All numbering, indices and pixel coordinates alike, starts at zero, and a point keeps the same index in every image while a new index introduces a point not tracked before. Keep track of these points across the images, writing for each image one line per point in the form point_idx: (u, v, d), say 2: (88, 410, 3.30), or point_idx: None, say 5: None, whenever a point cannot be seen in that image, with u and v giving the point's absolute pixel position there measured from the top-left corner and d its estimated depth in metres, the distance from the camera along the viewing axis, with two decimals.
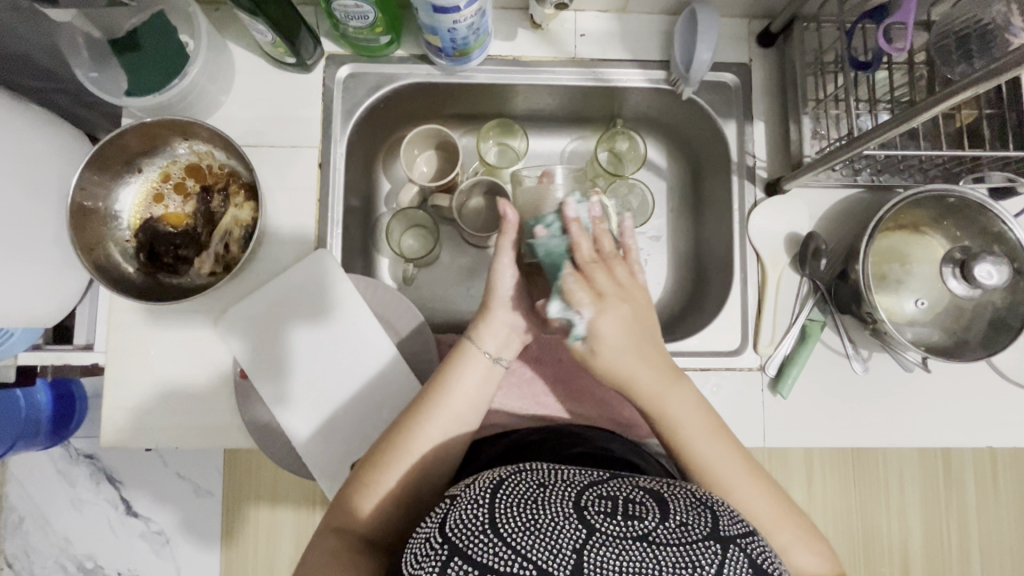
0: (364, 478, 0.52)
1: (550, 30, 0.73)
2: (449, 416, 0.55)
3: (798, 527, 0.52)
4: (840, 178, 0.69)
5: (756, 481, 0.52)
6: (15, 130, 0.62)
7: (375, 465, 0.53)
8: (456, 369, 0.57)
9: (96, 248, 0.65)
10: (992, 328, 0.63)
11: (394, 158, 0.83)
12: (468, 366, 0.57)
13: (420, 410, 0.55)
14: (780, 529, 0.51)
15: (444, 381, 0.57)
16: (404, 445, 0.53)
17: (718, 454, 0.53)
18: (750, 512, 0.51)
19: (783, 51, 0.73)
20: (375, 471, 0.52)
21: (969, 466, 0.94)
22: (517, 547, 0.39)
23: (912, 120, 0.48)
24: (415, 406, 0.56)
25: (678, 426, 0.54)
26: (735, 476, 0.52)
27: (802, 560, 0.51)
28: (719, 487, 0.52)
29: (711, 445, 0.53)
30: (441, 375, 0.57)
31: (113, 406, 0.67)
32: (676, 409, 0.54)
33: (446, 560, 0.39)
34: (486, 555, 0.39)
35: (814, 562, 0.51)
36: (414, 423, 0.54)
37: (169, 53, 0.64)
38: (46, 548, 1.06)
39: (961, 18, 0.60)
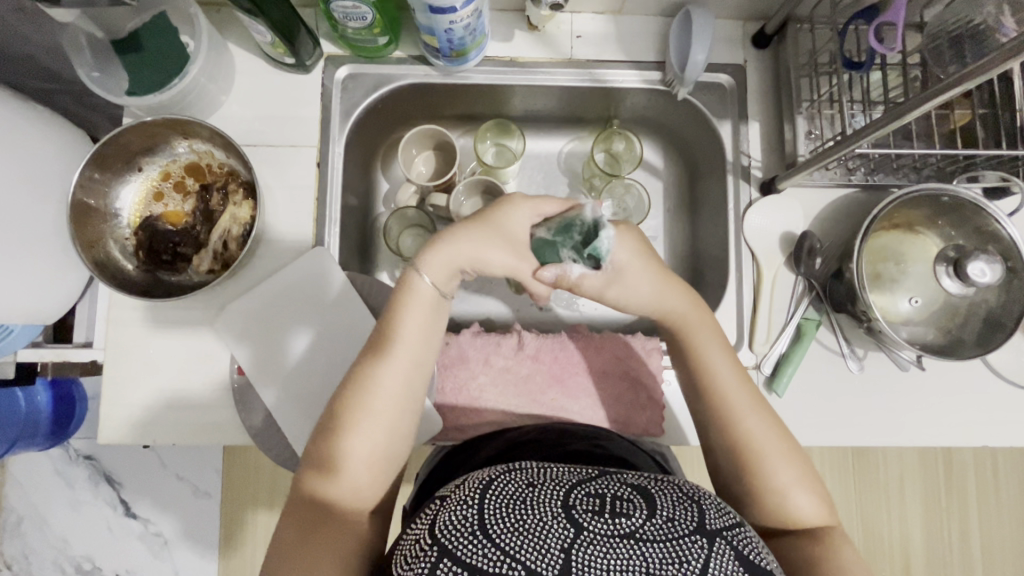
0: (328, 448, 0.48)
1: (547, 32, 0.73)
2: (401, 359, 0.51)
3: (803, 468, 0.50)
4: (834, 177, 0.70)
5: (769, 414, 0.52)
6: (17, 130, 0.63)
7: (336, 432, 0.49)
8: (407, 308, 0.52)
9: (97, 244, 0.66)
10: (987, 326, 0.63)
11: (392, 158, 0.84)
12: (413, 299, 0.52)
13: (369, 358, 0.51)
14: (783, 464, 0.49)
15: (391, 321, 0.52)
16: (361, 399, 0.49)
17: (734, 377, 0.53)
18: (756, 439, 0.50)
19: (778, 52, 0.73)
20: (338, 440, 0.48)
21: (969, 466, 0.95)
22: (506, 548, 0.39)
23: (905, 116, 0.49)
24: (367, 355, 0.51)
25: (698, 343, 0.55)
26: (747, 407, 0.51)
27: (802, 503, 0.48)
28: (729, 407, 0.51)
29: (729, 367, 0.54)
30: (391, 316, 0.53)
31: (111, 401, 0.67)
32: (701, 331, 0.55)
33: (435, 561, 0.39)
34: (475, 556, 0.39)
35: (813, 509, 0.48)
36: (370, 376, 0.50)
37: (170, 53, 0.65)
38: (44, 549, 1.06)
39: (952, 20, 0.61)
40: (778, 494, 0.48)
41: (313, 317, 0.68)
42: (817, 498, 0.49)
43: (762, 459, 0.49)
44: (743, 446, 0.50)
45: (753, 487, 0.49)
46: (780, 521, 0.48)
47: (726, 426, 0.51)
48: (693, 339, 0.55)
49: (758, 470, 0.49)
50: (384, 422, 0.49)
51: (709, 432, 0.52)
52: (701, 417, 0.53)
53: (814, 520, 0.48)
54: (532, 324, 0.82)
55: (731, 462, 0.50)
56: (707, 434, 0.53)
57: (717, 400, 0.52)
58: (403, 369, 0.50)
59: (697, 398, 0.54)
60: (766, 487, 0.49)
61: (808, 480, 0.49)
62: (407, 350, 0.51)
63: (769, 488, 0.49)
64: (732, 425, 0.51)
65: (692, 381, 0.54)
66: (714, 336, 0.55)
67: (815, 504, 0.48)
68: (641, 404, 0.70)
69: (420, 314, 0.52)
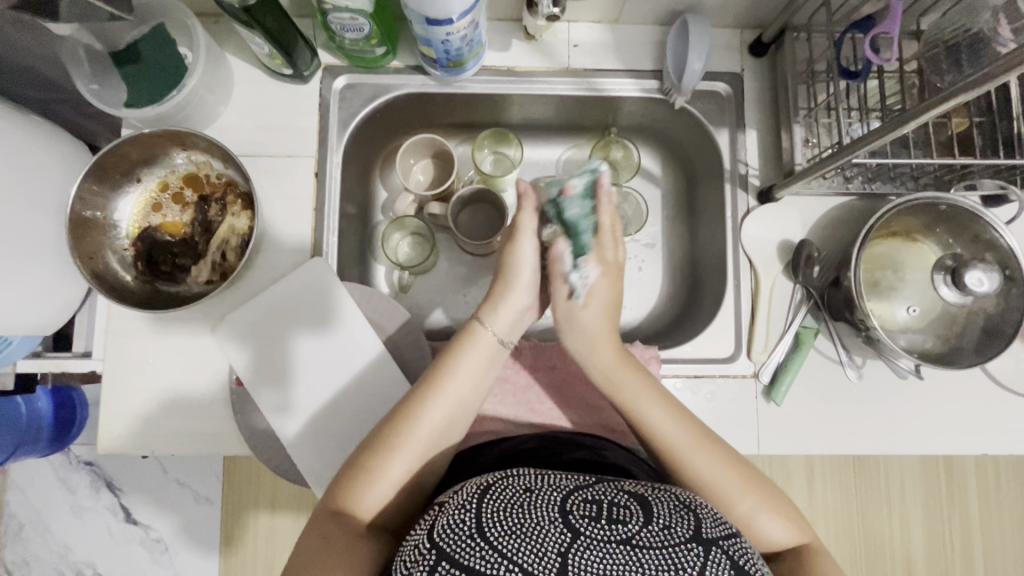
0: (364, 463, 0.51)
1: (543, 41, 0.74)
2: (453, 397, 0.54)
3: (765, 494, 0.50)
4: (832, 187, 0.70)
5: (716, 450, 0.51)
6: (16, 142, 0.63)
7: (374, 450, 0.51)
8: (460, 352, 0.56)
9: (96, 256, 0.66)
10: (985, 334, 0.63)
11: (391, 167, 0.84)
12: (473, 346, 0.57)
13: (419, 392, 0.54)
14: (742, 495, 0.49)
15: (448, 360, 0.56)
16: (410, 431, 0.52)
17: (673, 425, 0.52)
18: (709, 481, 0.50)
19: (774, 61, 0.74)
20: (376, 457, 0.51)
21: (970, 473, 0.94)
22: (503, 550, 0.39)
23: (902, 127, 0.49)
24: (419, 387, 0.54)
25: (631, 398, 0.55)
26: (691, 454, 0.51)
27: (770, 527, 0.49)
28: (675, 456, 0.51)
29: (667, 414, 0.53)
30: (447, 355, 0.56)
31: (110, 412, 0.67)
32: (631, 387, 0.55)
33: (433, 564, 0.39)
34: (472, 558, 0.39)
35: (783, 530, 0.49)
36: (416, 406, 0.53)
37: (168, 65, 0.65)
38: (45, 555, 1.07)
39: (950, 27, 0.61)
40: (746, 525, 0.49)
41: (312, 327, 0.68)
42: (786, 519, 0.50)
43: (721, 498, 0.49)
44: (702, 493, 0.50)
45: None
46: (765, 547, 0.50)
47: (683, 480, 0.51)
48: (630, 394, 0.55)
49: (719, 509, 0.50)
50: (420, 448, 0.52)
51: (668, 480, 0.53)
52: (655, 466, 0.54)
53: (790, 539, 0.50)
54: (530, 332, 0.82)
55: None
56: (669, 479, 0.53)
57: (662, 452, 0.52)
58: (449, 405, 0.54)
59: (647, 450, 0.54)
60: (732, 522, 0.50)
61: (772, 505, 0.50)
62: (456, 388, 0.54)
63: (735, 522, 0.49)
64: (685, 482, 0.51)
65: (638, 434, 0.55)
66: (645, 392, 0.54)
67: (784, 528, 0.49)
68: None
69: (478, 359, 0.56)
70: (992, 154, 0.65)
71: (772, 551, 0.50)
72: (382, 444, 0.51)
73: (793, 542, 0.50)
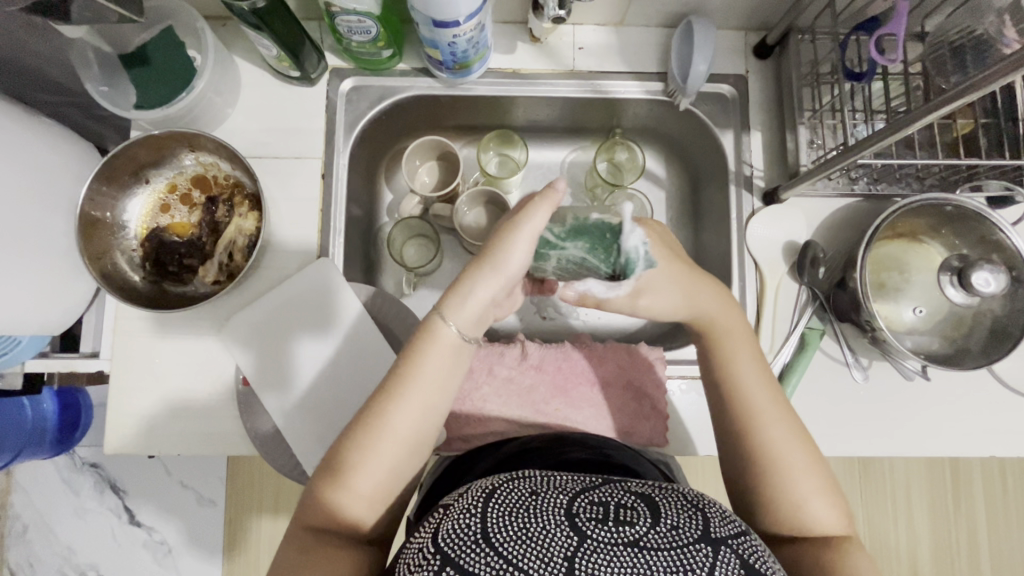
0: (337, 480, 0.48)
1: (549, 43, 0.74)
2: (417, 399, 0.50)
3: (821, 478, 0.49)
4: (838, 187, 0.70)
5: (794, 423, 0.51)
6: (27, 143, 0.64)
7: (343, 466, 0.49)
8: (423, 352, 0.51)
9: (104, 256, 0.66)
10: (993, 336, 0.63)
11: (396, 169, 0.84)
12: (434, 346, 0.51)
13: (381, 402, 0.50)
14: (804, 473, 0.49)
15: (409, 370, 0.51)
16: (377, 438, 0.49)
17: (759, 385, 0.53)
18: (779, 448, 0.50)
19: (779, 62, 0.74)
20: (348, 472, 0.48)
21: (976, 476, 0.94)
22: (508, 556, 0.38)
23: (908, 127, 0.49)
24: (379, 394, 0.51)
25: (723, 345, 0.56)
26: (769, 412, 0.51)
27: (819, 512, 0.48)
28: (753, 414, 0.51)
29: (756, 374, 0.54)
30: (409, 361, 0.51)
31: (118, 412, 0.68)
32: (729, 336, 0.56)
33: (438, 569, 0.38)
34: (478, 565, 0.38)
35: (827, 520, 0.48)
36: (380, 417, 0.50)
37: (177, 68, 0.66)
38: (48, 557, 1.07)
39: (954, 29, 0.61)
40: (793, 502, 0.48)
41: (319, 328, 0.69)
42: (834, 509, 0.48)
43: (783, 469, 0.49)
44: (768, 450, 0.50)
45: (770, 492, 0.48)
46: (793, 526, 0.48)
47: (752, 433, 0.51)
48: (721, 345, 0.56)
49: (777, 479, 0.49)
50: (393, 455, 0.49)
51: (729, 437, 0.52)
52: (722, 422, 0.53)
53: (832, 530, 0.48)
54: (535, 333, 0.82)
55: (750, 468, 0.50)
56: (728, 439, 0.53)
57: (741, 405, 0.52)
58: (414, 411, 0.50)
59: (718, 403, 0.54)
60: (783, 494, 0.48)
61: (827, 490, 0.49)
62: (417, 393, 0.50)
63: (786, 496, 0.48)
64: (755, 434, 0.51)
65: (716, 384, 0.55)
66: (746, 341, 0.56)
67: (832, 513, 0.48)
68: (643, 414, 0.70)
69: (441, 359, 0.51)
70: (997, 155, 0.65)
71: (807, 537, 0.48)
72: (352, 460, 0.49)
73: (829, 536, 0.48)
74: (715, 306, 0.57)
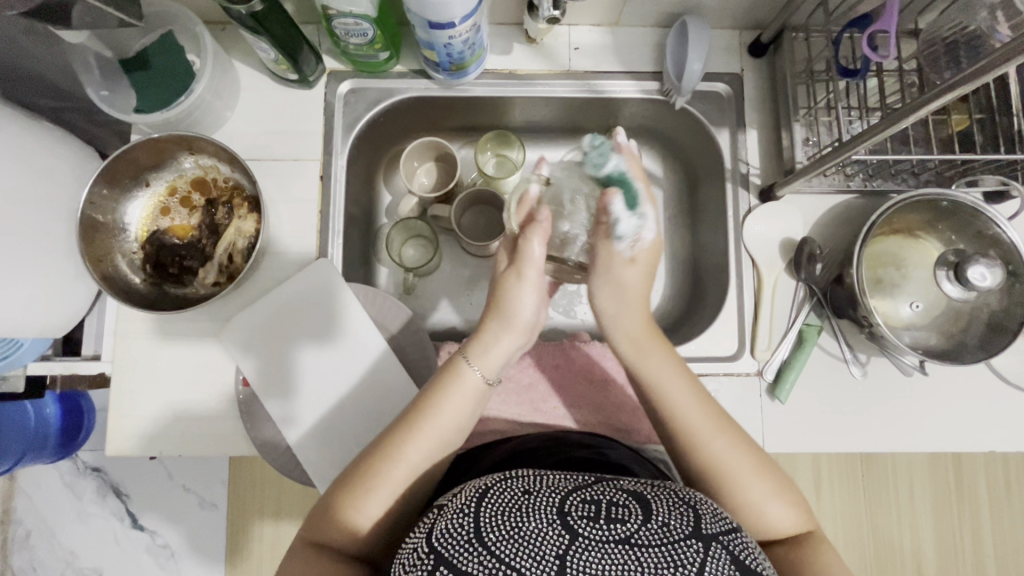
0: (342, 499, 0.49)
1: (545, 44, 0.75)
2: (436, 437, 0.52)
3: (774, 481, 0.50)
4: (833, 184, 0.71)
5: (728, 433, 0.51)
6: (28, 148, 0.64)
7: (350, 489, 0.49)
8: (443, 391, 0.53)
9: (105, 260, 0.67)
10: (990, 330, 0.63)
11: (395, 170, 0.85)
12: (458, 386, 0.54)
13: (396, 433, 0.52)
14: (752, 481, 0.49)
15: (428, 409, 0.52)
16: (386, 464, 0.50)
17: (689, 402, 0.52)
18: (719, 464, 0.49)
19: (774, 61, 0.74)
20: (353, 495, 0.49)
21: (981, 474, 0.93)
22: (501, 555, 0.39)
23: (901, 121, 0.49)
24: (398, 424, 0.52)
25: (648, 367, 0.55)
26: (703, 428, 0.51)
27: (777, 515, 0.49)
28: (685, 435, 0.51)
29: (684, 386, 0.53)
30: (427, 399, 0.53)
31: (120, 415, 0.68)
32: (650, 363, 0.55)
33: (432, 569, 0.39)
34: (471, 564, 0.39)
35: (789, 520, 0.49)
36: (393, 447, 0.51)
37: (177, 72, 0.67)
38: (51, 562, 1.07)
39: (948, 25, 0.62)
40: (753, 514, 0.49)
41: (316, 331, 0.69)
42: (791, 505, 0.49)
43: (730, 483, 0.49)
44: (712, 471, 0.50)
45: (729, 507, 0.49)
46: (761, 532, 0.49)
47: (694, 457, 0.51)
48: (648, 370, 0.55)
49: (730, 493, 0.49)
50: (403, 483, 0.50)
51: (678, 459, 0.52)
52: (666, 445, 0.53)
53: (795, 526, 0.49)
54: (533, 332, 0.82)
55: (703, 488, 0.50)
56: (678, 462, 0.53)
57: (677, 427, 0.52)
58: (428, 447, 0.51)
59: (659, 426, 0.54)
60: (738, 508, 0.49)
61: (780, 489, 0.50)
62: (434, 431, 0.52)
63: (743, 508, 0.49)
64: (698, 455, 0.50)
65: (652, 407, 0.54)
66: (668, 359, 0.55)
67: (790, 513, 0.49)
68: (642, 411, 0.70)
69: (463, 402, 0.53)
70: (992, 150, 0.65)
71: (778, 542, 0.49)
72: (357, 485, 0.49)
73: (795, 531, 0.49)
74: (635, 321, 0.57)
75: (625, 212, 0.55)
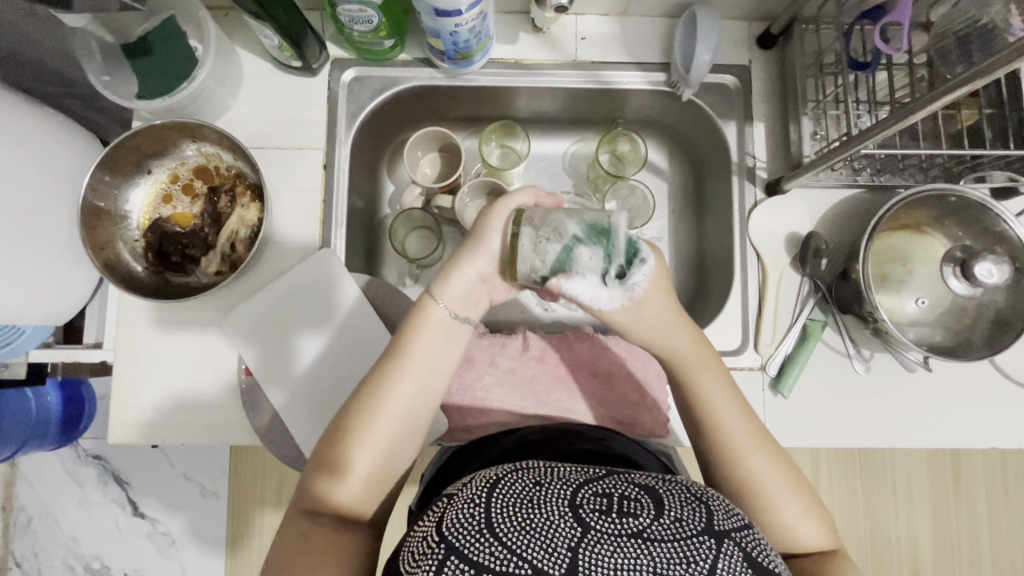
0: (329, 461, 0.49)
1: (552, 33, 0.74)
2: (413, 384, 0.51)
3: (806, 499, 0.50)
4: (840, 178, 0.70)
5: (771, 450, 0.51)
6: (30, 133, 0.64)
7: (337, 446, 0.49)
8: (414, 335, 0.53)
9: (107, 246, 0.67)
10: (995, 327, 0.63)
11: (398, 160, 0.84)
12: (427, 327, 0.53)
13: (370, 383, 0.51)
14: (787, 499, 0.50)
15: (401, 352, 0.52)
16: (368, 417, 0.50)
17: (735, 420, 0.52)
18: (759, 478, 0.50)
19: (783, 53, 0.73)
20: (340, 453, 0.49)
21: (978, 470, 0.94)
22: (512, 546, 0.39)
23: (913, 116, 0.48)
24: (372, 376, 0.52)
25: (694, 383, 0.54)
26: (743, 443, 0.51)
27: (806, 533, 0.49)
28: (727, 444, 0.51)
29: (730, 404, 0.53)
30: (398, 346, 0.53)
31: (123, 402, 0.68)
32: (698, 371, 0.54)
33: (442, 560, 0.39)
34: (482, 554, 0.38)
35: (816, 539, 0.49)
36: (370, 399, 0.50)
37: (179, 58, 0.66)
38: (53, 547, 1.08)
39: (960, 19, 0.60)
40: (780, 530, 0.49)
41: (322, 320, 0.69)
42: (819, 525, 0.50)
43: (765, 500, 0.49)
44: (748, 486, 0.50)
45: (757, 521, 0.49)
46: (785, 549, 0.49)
47: (730, 472, 0.51)
48: (692, 378, 0.54)
49: (762, 508, 0.49)
50: (386, 437, 0.50)
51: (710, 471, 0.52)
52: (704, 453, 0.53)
53: (819, 544, 0.49)
54: (535, 325, 0.82)
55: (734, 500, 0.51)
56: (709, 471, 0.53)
57: (717, 439, 0.52)
58: (406, 393, 0.51)
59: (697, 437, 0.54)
60: (769, 524, 0.49)
61: (811, 507, 0.50)
62: (411, 375, 0.52)
63: (773, 523, 0.49)
64: (735, 469, 0.51)
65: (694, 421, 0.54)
66: (716, 376, 0.54)
67: (819, 532, 0.49)
68: (645, 405, 0.70)
69: (432, 339, 0.53)
70: (1002, 146, 0.65)
71: (799, 555, 0.49)
72: (342, 440, 0.50)
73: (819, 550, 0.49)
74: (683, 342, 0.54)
75: (591, 285, 0.48)
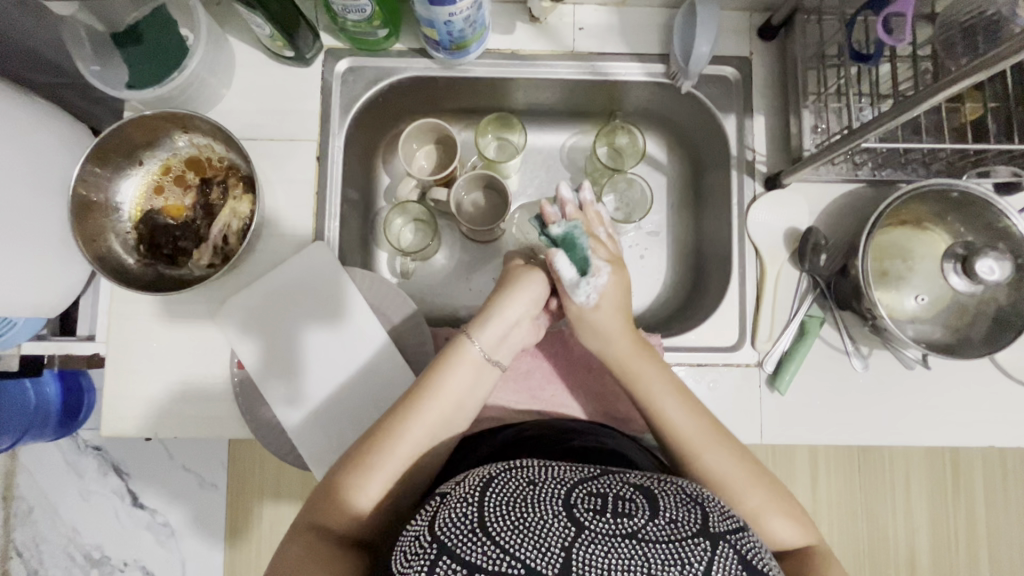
0: (342, 482, 0.49)
1: (549, 23, 0.73)
2: (436, 418, 0.53)
3: (769, 492, 0.51)
4: (840, 172, 0.69)
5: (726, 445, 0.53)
6: (21, 124, 0.63)
7: (353, 469, 0.49)
8: (446, 369, 0.55)
9: (99, 239, 0.66)
10: (995, 325, 0.62)
11: (394, 152, 0.83)
12: (459, 363, 0.56)
13: (398, 411, 0.52)
14: (748, 491, 0.50)
15: (431, 386, 0.54)
16: (389, 447, 0.50)
17: (686, 417, 0.54)
18: (715, 475, 0.51)
19: (785, 44, 0.72)
20: (353, 478, 0.49)
21: (977, 467, 0.93)
22: (505, 546, 0.38)
23: (915, 109, 0.47)
24: (398, 407, 0.53)
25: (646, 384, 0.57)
26: (698, 437, 0.53)
27: (773, 527, 0.50)
28: (682, 444, 0.53)
29: (680, 405, 0.55)
30: (427, 379, 0.55)
31: (117, 397, 0.68)
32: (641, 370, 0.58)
33: (434, 559, 0.38)
34: (474, 554, 0.38)
35: (787, 530, 0.50)
36: (395, 426, 0.51)
37: (169, 46, 0.65)
38: (54, 537, 1.08)
39: (966, 10, 0.59)
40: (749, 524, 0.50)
41: (316, 317, 0.68)
42: (788, 519, 0.50)
43: (729, 493, 0.51)
44: (708, 482, 0.51)
45: None
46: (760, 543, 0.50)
47: (692, 467, 0.52)
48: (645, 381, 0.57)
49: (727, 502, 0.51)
50: (402, 466, 0.51)
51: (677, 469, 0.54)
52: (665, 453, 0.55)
53: (792, 537, 0.50)
54: None
55: None
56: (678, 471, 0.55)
57: (673, 438, 0.54)
58: (429, 426, 0.52)
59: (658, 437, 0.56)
60: None
61: (776, 500, 0.51)
62: (436, 409, 0.53)
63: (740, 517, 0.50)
64: (697, 466, 0.52)
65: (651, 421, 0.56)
66: (659, 374, 0.57)
67: (787, 525, 0.50)
68: None
69: (462, 377, 0.55)
70: (1006, 141, 0.63)
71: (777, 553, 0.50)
72: (359, 464, 0.50)
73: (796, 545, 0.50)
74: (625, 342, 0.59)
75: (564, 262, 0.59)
